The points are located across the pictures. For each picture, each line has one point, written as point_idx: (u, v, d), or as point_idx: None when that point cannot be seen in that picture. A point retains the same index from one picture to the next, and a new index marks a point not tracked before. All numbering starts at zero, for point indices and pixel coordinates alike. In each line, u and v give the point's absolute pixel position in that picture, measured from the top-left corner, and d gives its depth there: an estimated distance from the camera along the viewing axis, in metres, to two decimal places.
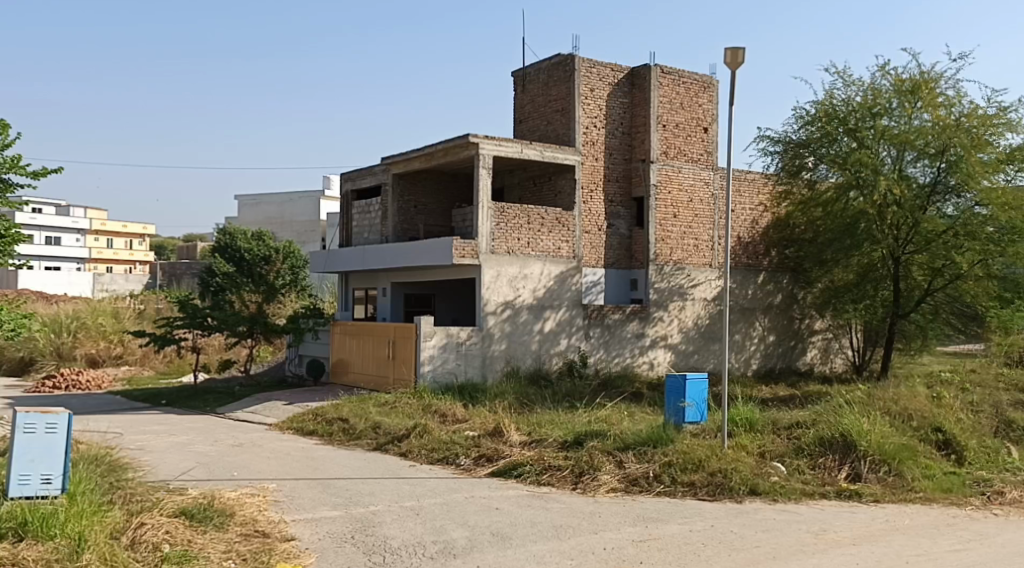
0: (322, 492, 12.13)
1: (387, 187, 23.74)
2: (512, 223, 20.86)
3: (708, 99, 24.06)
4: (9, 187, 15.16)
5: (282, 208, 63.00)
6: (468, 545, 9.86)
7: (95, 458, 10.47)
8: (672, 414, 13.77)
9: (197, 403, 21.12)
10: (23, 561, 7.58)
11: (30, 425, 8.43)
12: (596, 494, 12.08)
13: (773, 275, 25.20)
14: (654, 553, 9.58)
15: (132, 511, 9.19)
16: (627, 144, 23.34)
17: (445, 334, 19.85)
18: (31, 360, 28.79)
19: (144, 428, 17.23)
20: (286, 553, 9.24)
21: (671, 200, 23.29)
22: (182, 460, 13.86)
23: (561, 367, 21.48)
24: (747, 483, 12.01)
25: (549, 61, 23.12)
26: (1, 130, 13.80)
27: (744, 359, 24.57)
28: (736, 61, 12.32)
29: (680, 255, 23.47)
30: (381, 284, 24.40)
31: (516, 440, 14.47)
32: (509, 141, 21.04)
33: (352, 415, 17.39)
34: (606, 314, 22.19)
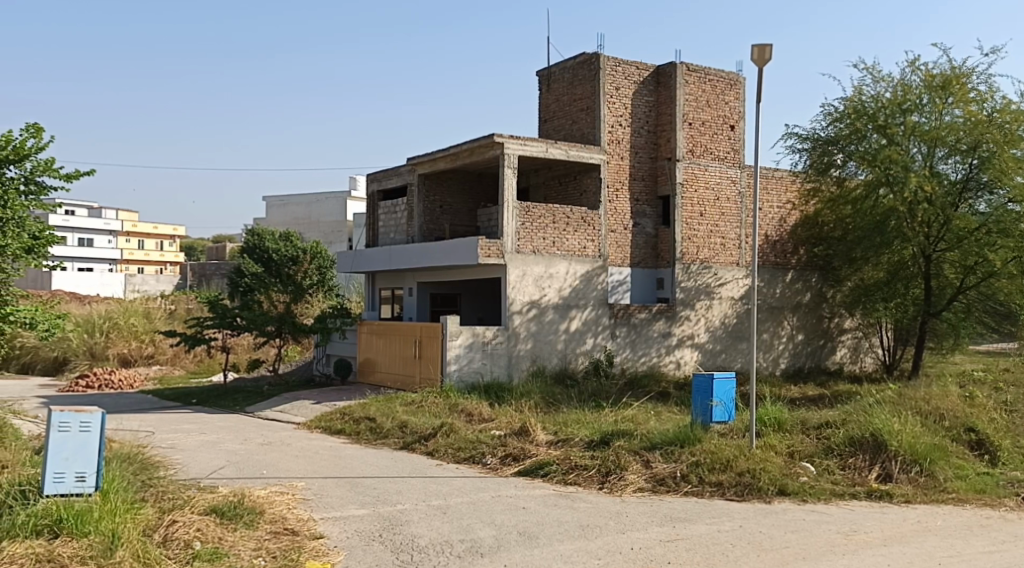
0: (349, 491, 12.19)
1: (413, 187, 23.83)
2: (538, 222, 20.86)
3: (735, 96, 23.93)
4: (43, 190, 15.43)
5: (309, 208, 63.34)
6: (495, 545, 9.85)
7: (127, 456, 10.59)
8: (700, 413, 13.72)
9: (226, 402, 21.30)
10: (59, 558, 7.70)
11: (65, 424, 8.44)
12: (623, 494, 12.06)
13: (801, 274, 25.02)
14: (682, 553, 9.54)
15: (164, 509, 9.27)
16: (653, 143, 23.27)
17: (471, 333, 19.88)
18: (65, 360, 29.16)
19: (175, 427, 17.40)
20: (316, 551, 9.30)
21: (697, 199, 23.19)
22: (213, 459, 13.98)
23: (587, 367, 21.43)
24: (776, 483, 11.95)
25: (574, 61, 23.12)
26: (36, 133, 14.06)
27: (772, 359, 24.41)
28: (764, 59, 12.26)
29: (707, 254, 23.36)
30: (408, 284, 24.48)
31: (543, 439, 14.46)
32: (535, 141, 21.04)
33: (379, 414, 17.45)
34: (632, 314, 22.13)
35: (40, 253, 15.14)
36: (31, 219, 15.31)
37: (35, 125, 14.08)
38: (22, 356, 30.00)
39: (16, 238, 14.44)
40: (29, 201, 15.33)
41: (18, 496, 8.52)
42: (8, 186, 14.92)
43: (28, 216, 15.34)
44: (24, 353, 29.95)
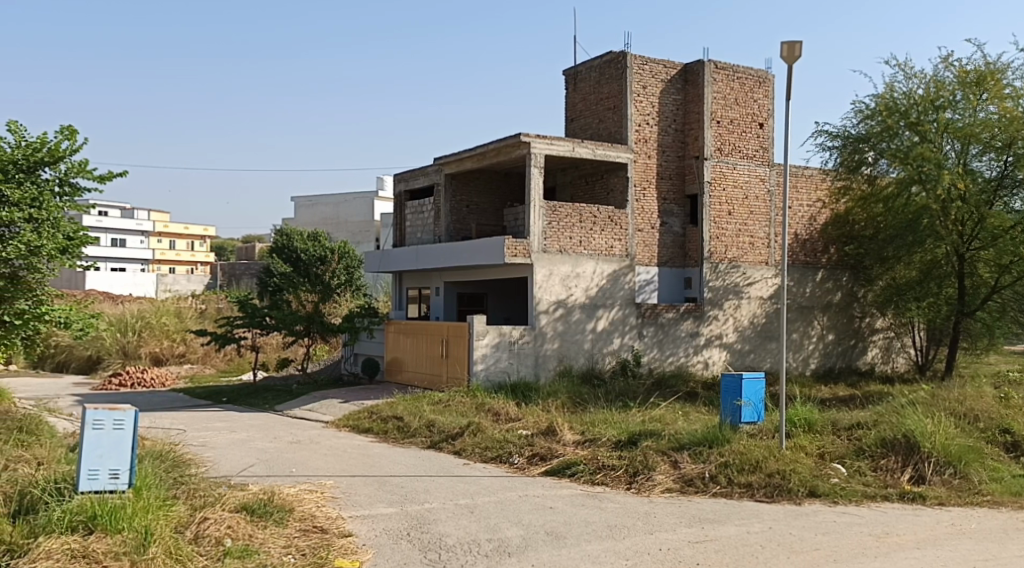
0: (377, 489, 12.23)
1: (440, 187, 23.86)
2: (565, 222, 20.82)
3: (764, 94, 23.76)
4: (78, 192, 15.65)
5: (336, 208, 63.61)
6: (523, 545, 9.83)
7: (160, 454, 10.68)
8: (729, 414, 13.64)
9: (256, 401, 21.46)
10: (93, 553, 7.78)
11: (99, 422, 8.48)
12: (651, 494, 12.03)
13: (832, 273, 24.79)
14: (711, 555, 9.49)
15: (195, 506, 9.34)
16: (681, 141, 23.15)
17: (497, 333, 19.89)
18: (98, 359, 29.48)
19: (206, 425, 17.55)
20: (345, 548, 9.34)
21: (726, 198, 23.06)
22: (243, 457, 14.08)
23: (614, 367, 21.37)
24: (806, 485, 11.85)
25: (600, 59, 23.07)
26: (71, 135, 14.30)
27: (802, 359, 24.23)
28: (793, 55, 12.16)
29: (736, 253, 23.22)
30: (434, 283, 24.51)
31: (570, 439, 14.43)
32: (561, 140, 21.00)
33: (406, 413, 17.50)
34: (659, 313, 22.03)
35: (75, 254, 15.36)
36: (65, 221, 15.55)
37: (69, 127, 14.31)
38: (57, 355, 30.40)
39: (51, 239, 14.67)
40: (64, 203, 15.56)
41: (53, 492, 8.60)
42: (43, 188, 15.17)
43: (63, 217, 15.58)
44: (58, 352, 30.35)
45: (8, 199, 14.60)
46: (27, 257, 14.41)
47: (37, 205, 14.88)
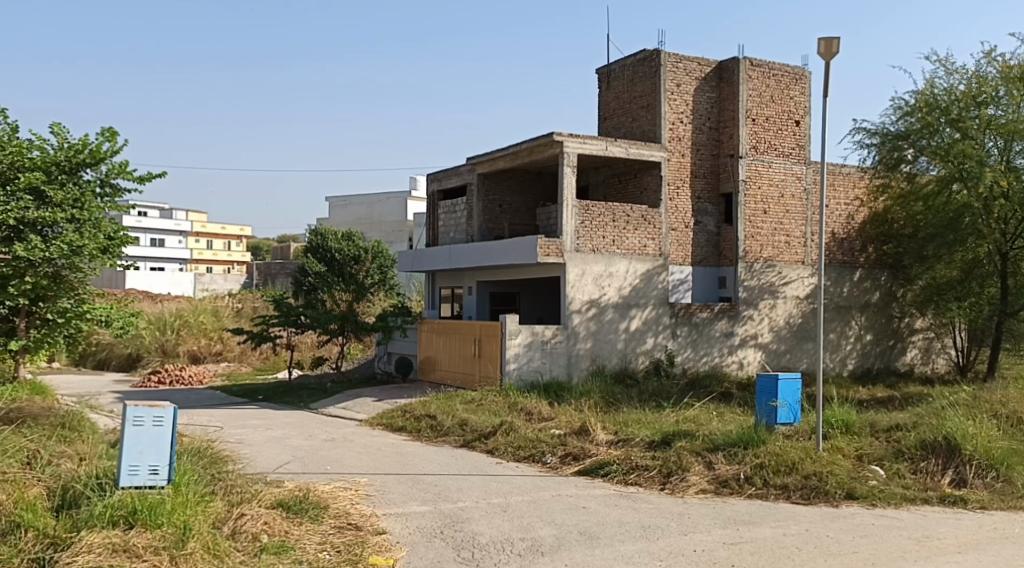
0: (411, 487, 12.26)
1: (473, 187, 23.86)
2: (598, 221, 20.75)
3: (800, 91, 23.53)
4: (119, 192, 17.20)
5: (370, 208, 63.90)
6: (556, 544, 9.81)
7: (198, 450, 10.77)
8: (763, 414, 13.53)
9: (291, 398, 21.61)
10: (133, 548, 7.86)
11: (139, 418, 8.56)
12: (685, 494, 11.97)
13: (870, 272, 24.50)
14: (747, 557, 9.39)
15: (233, 502, 9.41)
16: (715, 140, 23.00)
17: (530, 332, 19.87)
18: (137, 357, 29.62)
19: (243, 422, 17.71)
20: (380, 546, 9.37)
21: (761, 196, 22.87)
22: (280, 454, 14.19)
23: (647, 366, 21.27)
24: (844, 487, 11.71)
25: (634, 58, 23.00)
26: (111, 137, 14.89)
27: (839, 359, 23.98)
28: (830, 52, 12.03)
29: (771, 252, 23.01)
30: (467, 283, 24.52)
31: (602, 439, 14.39)
32: (594, 139, 20.93)
33: (439, 411, 17.53)
34: (693, 313, 21.88)
35: (115, 252, 16.87)
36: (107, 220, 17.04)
37: (110, 130, 14.81)
38: (98, 353, 30.88)
39: (92, 239, 16.13)
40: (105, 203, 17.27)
41: (95, 487, 8.70)
42: (85, 188, 16.62)
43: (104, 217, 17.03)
44: (99, 350, 30.84)
45: (52, 200, 16.11)
46: (69, 256, 15.98)
47: (78, 206, 16.35)
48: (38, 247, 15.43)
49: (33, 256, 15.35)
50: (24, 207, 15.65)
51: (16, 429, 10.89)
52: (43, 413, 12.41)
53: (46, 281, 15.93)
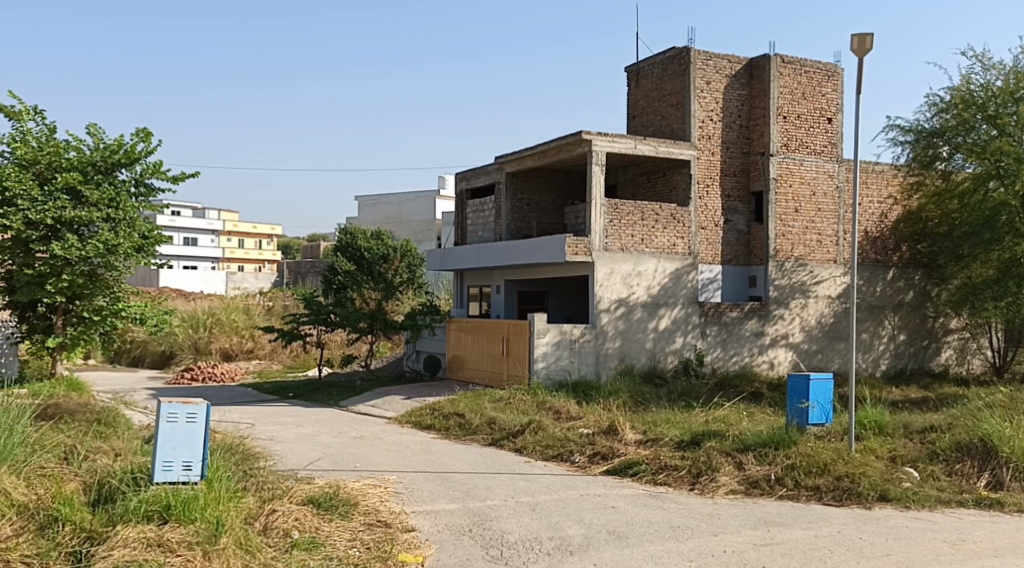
0: (440, 485, 12.27)
1: (501, 186, 23.84)
2: (627, 219, 20.68)
3: (833, 88, 23.32)
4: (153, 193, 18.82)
5: (399, 207, 64.12)
6: (585, 543, 9.79)
7: (231, 447, 10.85)
8: (794, 415, 13.42)
9: (322, 396, 21.71)
10: (167, 542, 7.93)
11: (173, 415, 8.62)
12: (715, 494, 11.89)
13: (903, 271, 24.22)
14: (777, 558, 9.32)
15: (264, 498, 9.47)
16: (745, 138, 22.86)
17: (559, 331, 19.83)
18: (171, 354, 29.97)
19: (274, 419, 17.83)
20: (409, 543, 9.38)
21: (792, 194, 22.68)
22: (309, 451, 14.26)
23: (676, 366, 21.16)
24: (877, 489, 11.58)
25: (663, 55, 22.91)
26: (146, 142, 16.09)
27: (872, 359, 23.75)
28: (864, 48, 11.91)
29: (803, 251, 22.82)
30: (495, 282, 24.49)
31: (631, 439, 14.35)
32: (623, 138, 20.86)
33: (467, 410, 17.54)
34: (722, 312, 21.74)
35: (149, 251, 18.73)
36: (141, 219, 18.83)
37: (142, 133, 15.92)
38: (132, 350, 31.20)
39: (127, 239, 18.05)
40: (139, 202, 18.84)
41: (130, 482, 8.79)
42: (121, 188, 18.45)
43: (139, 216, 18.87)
44: (133, 347, 31.15)
45: (88, 200, 17.89)
46: (106, 254, 17.87)
47: (114, 206, 18.18)
48: (76, 246, 17.32)
49: (70, 254, 17.24)
50: (62, 206, 17.45)
51: (54, 424, 11.04)
52: (79, 408, 12.59)
53: (82, 279, 17.74)
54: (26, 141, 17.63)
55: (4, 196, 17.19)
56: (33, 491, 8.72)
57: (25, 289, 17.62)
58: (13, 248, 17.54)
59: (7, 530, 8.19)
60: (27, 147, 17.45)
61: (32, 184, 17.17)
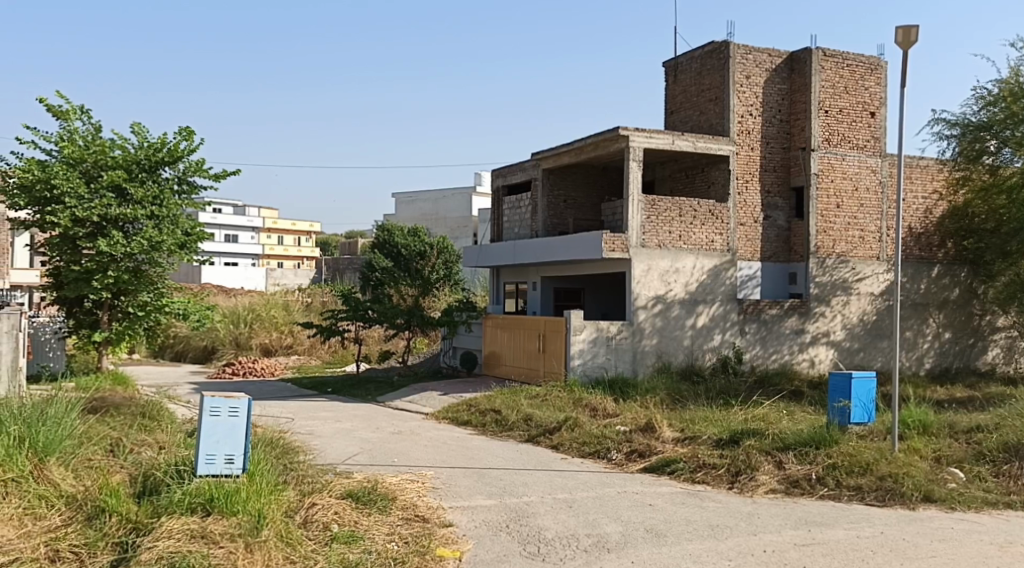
0: (477, 481, 12.26)
1: (538, 182, 23.77)
2: (664, 216, 20.53)
3: (876, 82, 22.99)
4: (196, 192, 19.26)
5: (436, 204, 64.25)
6: (622, 541, 9.72)
7: (271, 441, 10.92)
8: (835, 414, 13.22)
9: (360, 391, 21.82)
10: (210, 534, 7.98)
11: (215, 408, 8.67)
12: (754, 494, 11.75)
13: (949, 268, 23.83)
14: (818, 558, 9.19)
15: (304, 491, 9.53)
16: (786, 133, 22.60)
17: (595, 328, 19.74)
18: (213, 349, 30.38)
19: (313, 414, 17.96)
20: (446, 538, 9.38)
21: (834, 190, 22.40)
22: (348, 445, 14.35)
23: (714, 363, 20.98)
24: (921, 489, 11.37)
25: (702, 50, 22.71)
26: (189, 141, 16.49)
27: (916, 358, 23.38)
28: (909, 41, 11.71)
29: (845, 247, 22.51)
30: (531, 278, 24.44)
31: (669, 436, 14.27)
32: (661, 133, 20.71)
33: (504, 406, 17.52)
34: (762, 310, 21.52)
35: (192, 247, 19.18)
36: (184, 215, 19.30)
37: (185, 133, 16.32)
38: (176, 345, 31.62)
39: (170, 235, 18.55)
40: (183, 199, 19.27)
41: (174, 475, 8.85)
42: (165, 186, 18.87)
43: (182, 213, 19.33)
44: (177, 342, 31.59)
45: (133, 197, 18.39)
46: (150, 251, 18.39)
47: (158, 203, 18.64)
48: (121, 243, 17.87)
49: (116, 250, 17.80)
50: (107, 204, 17.98)
51: (101, 417, 11.20)
52: (125, 402, 12.76)
53: (127, 275, 18.30)
54: (73, 140, 18.15)
55: (53, 195, 17.81)
56: (80, 483, 8.91)
57: (73, 284, 18.27)
58: (61, 245, 18.17)
59: (55, 520, 8.39)
60: (74, 146, 17.98)
61: (78, 182, 17.73)
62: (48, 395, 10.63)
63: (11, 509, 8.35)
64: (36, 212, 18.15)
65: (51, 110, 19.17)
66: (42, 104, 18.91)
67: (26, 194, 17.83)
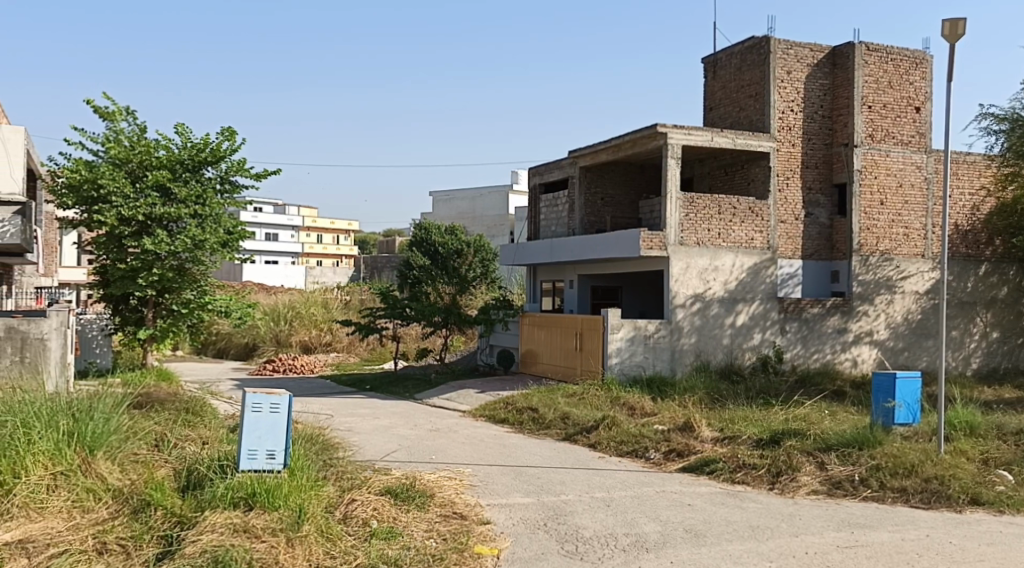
0: (514, 479, 12.21)
1: (575, 180, 23.67)
2: (703, 213, 20.34)
3: (921, 76, 22.63)
4: (239, 190, 19.40)
5: (473, 203, 64.32)
6: (661, 540, 9.62)
7: (311, 437, 10.94)
8: (880, 415, 13.00)
9: (398, 388, 21.87)
10: (253, 528, 8.02)
11: (258, 404, 8.68)
12: (795, 495, 11.58)
13: (996, 266, 23.39)
14: (862, 560, 9.04)
15: (343, 487, 9.55)
16: (828, 129, 22.30)
17: (633, 326, 19.60)
18: (254, 346, 30.68)
19: (353, 411, 18.01)
20: (484, 535, 9.34)
21: (878, 186, 22.06)
22: (387, 442, 14.36)
23: (754, 363, 20.75)
24: (968, 492, 11.14)
25: (742, 45, 22.47)
26: (231, 140, 16.66)
27: (962, 358, 22.96)
28: (956, 33, 11.48)
29: (888, 245, 22.16)
30: (568, 276, 24.33)
31: (708, 436, 14.13)
32: (700, 130, 20.51)
33: (541, 404, 17.45)
34: (803, 308, 21.23)
35: (234, 246, 19.33)
36: (227, 215, 19.46)
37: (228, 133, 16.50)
38: (218, 342, 32.00)
39: (213, 234, 18.72)
40: (225, 199, 19.42)
41: (217, 470, 8.91)
42: (208, 185, 19.03)
43: (224, 212, 19.48)
44: (219, 338, 31.97)
45: (177, 196, 18.59)
46: (194, 249, 18.58)
47: (201, 202, 18.82)
48: (165, 241, 18.08)
49: (160, 249, 18.01)
50: (152, 203, 18.20)
51: (146, 412, 11.32)
52: (169, 398, 12.89)
53: (171, 273, 18.53)
54: (118, 141, 18.36)
55: (99, 194, 18.03)
56: (127, 477, 9.02)
57: (119, 282, 18.53)
58: (107, 244, 18.41)
59: (103, 513, 8.49)
60: (120, 147, 18.20)
61: (124, 182, 17.97)
62: (95, 390, 10.76)
63: (61, 503, 8.50)
64: (83, 211, 18.40)
65: (97, 111, 19.44)
66: (88, 105, 19.17)
67: (73, 193, 18.10)
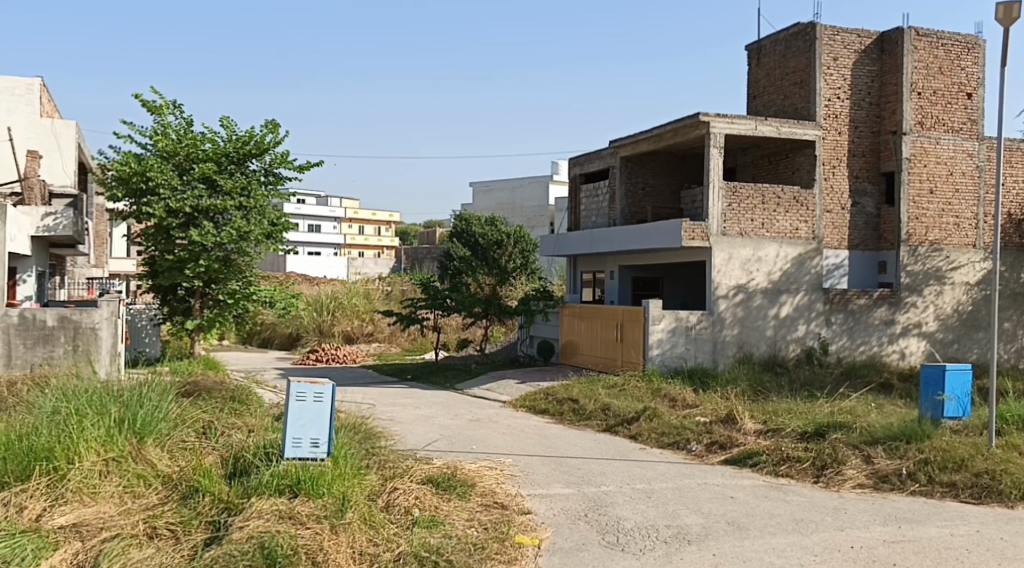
0: (555, 469, 12.17)
1: (616, 170, 23.50)
2: (746, 203, 20.08)
3: (973, 61, 22.14)
4: (283, 182, 19.53)
5: (513, 194, 64.30)
6: (703, 533, 9.50)
7: (354, 426, 10.98)
8: (930, 408, 12.78)
9: (439, 379, 21.91)
10: (298, 515, 8.09)
11: (302, 393, 8.63)
12: (841, 489, 11.40)
13: None
14: (910, 556, 8.84)
15: (386, 476, 9.54)
16: (876, 116, 21.89)
17: (674, 317, 19.44)
18: (298, 335, 30.95)
19: (394, 400, 18.07)
20: (525, 525, 9.30)
21: (927, 174, 21.63)
22: (428, 432, 14.37)
23: (799, 354, 20.49)
24: (1020, 488, 10.83)
25: (786, 32, 22.15)
26: (275, 131, 16.80)
27: (1015, 350, 22.49)
28: (1010, 17, 11.17)
29: (938, 235, 21.74)
30: (610, 267, 24.16)
31: (751, 428, 13.91)
32: (743, 119, 20.25)
33: (581, 395, 17.36)
34: (849, 300, 20.89)
35: (278, 237, 19.47)
36: (271, 206, 19.60)
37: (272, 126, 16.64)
38: (262, 332, 32.38)
39: (258, 226, 18.88)
40: (269, 190, 19.56)
41: (263, 457, 8.97)
42: (253, 177, 19.19)
43: (269, 204, 19.63)
44: (264, 329, 32.31)
45: (223, 189, 18.78)
46: (239, 241, 18.76)
47: (246, 194, 18.99)
48: (212, 233, 18.27)
49: (206, 241, 18.21)
50: (198, 196, 18.39)
51: (194, 401, 11.43)
52: (217, 386, 13.00)
53: (217, 264, 18.72)
54: (166, 134, 18.54)
55: (147, 186, 18.25)
56: (176, 464, 9.09)
57: (167, 273, 18.81)
58: (156, 236, 18.69)
59: (153, 498, 8.58)
60: (167, 140, 18.38)
61: (172, 174, 18.18)
62: (146, 378, 10.88)
63: (113, 487, 8.60)
64: (132, 203, 18.64)
65: (145, 105, 19.66)
66: (137, 99, 19.45)
67: (123, 185, 18.31)
